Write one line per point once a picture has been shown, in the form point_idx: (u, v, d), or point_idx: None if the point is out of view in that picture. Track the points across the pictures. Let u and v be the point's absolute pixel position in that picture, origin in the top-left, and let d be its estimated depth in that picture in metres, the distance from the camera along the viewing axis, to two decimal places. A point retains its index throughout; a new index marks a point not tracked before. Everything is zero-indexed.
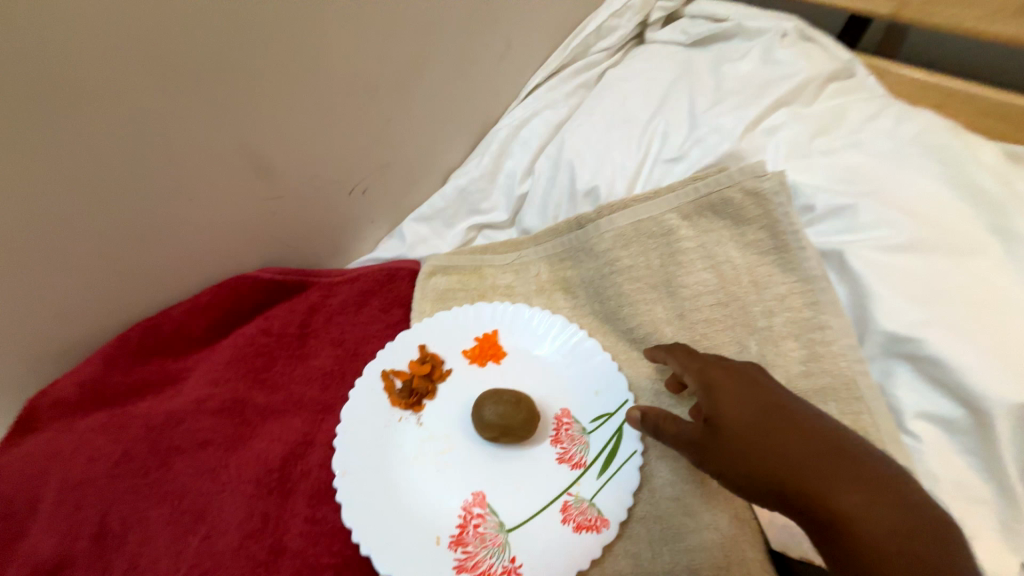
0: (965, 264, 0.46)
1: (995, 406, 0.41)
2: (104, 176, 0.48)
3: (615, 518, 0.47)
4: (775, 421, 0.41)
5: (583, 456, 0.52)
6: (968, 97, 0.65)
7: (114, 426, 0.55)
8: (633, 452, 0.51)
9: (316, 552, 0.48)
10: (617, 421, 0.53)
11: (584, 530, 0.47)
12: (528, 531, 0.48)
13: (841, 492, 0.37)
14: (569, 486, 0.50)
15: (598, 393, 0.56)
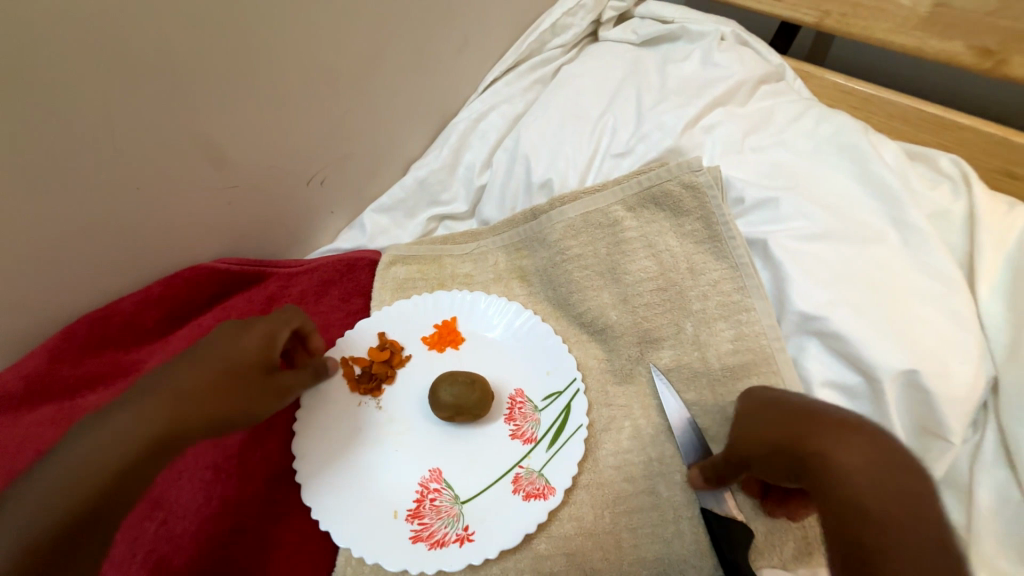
0: (864, 253, 0.53)
1: (883, 373, 0.48)
2: (43, 165, 0.47)
3: (561, 486, 0.51)
4: (798, 426, 0.43)
5: (535, 431, 0.55)
6: (880, 101, 0.72)
7: (63, 419, 0.54)
8: (580, 426, 0.54)
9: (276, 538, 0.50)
10: (567, 398, 0.57)
11: (533, 498, 0.51)
12: (481, 501, 0.52)
13: (847, 470, 0.38)
14: (520, 459, 0.54)
15: (549, 374, 0.59)
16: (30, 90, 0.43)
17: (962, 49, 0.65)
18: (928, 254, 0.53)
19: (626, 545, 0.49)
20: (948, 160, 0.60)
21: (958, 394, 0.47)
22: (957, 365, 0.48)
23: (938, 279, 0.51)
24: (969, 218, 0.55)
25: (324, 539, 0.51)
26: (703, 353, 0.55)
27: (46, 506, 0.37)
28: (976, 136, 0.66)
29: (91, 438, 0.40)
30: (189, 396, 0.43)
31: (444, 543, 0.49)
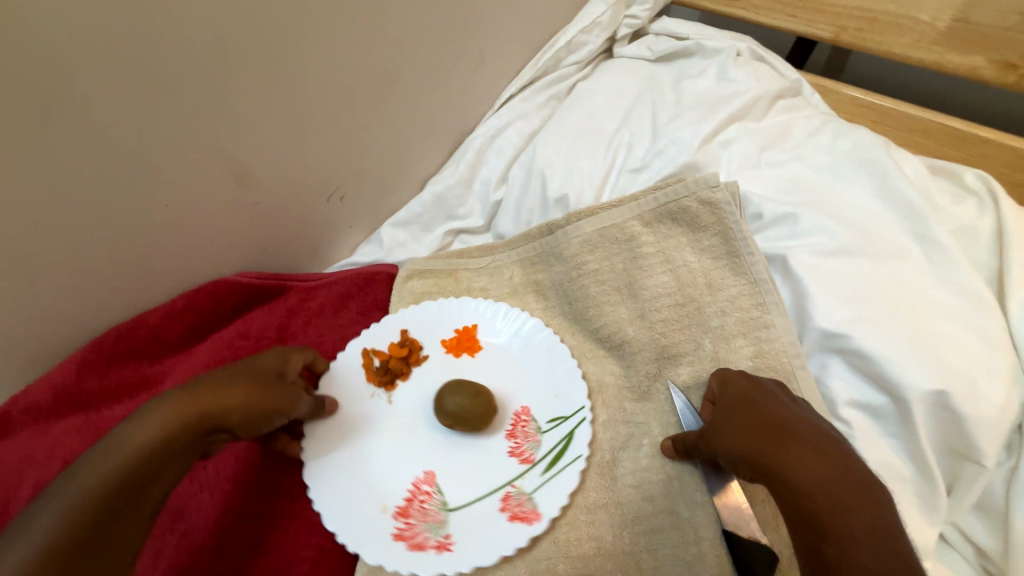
0: (887, 268, 0.52)
1: (910, 393, 0.46)
2: (80, 183, 0.49)
3: (547, 514, 0.50)
4: (760, 428, 0.45)
5: (534, 453, 0.55)
6: (899, 115, 0.72)
7: (91, 429, 0.57)
8: (578, 455, 0.53)
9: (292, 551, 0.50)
10: (570, 424, 0.56)
11: (517, 520, 0.50)
12: (468, 513, 0.52)
13: (805, 474, 0.41)
14: (514, 477, 0.53)
15: (558, 397, 0.58)
16: (69, 113, 0.45)
17: (983, 63, 0.64)
18: (954, 270, 0.51)
19: (646, 567, 0.48)
20: (973, 174, 0.59)
21: (990, 415, 0.46)
22: (988, 384, 0.46)
23: (965, 295, 0.50)
24: (997, 234, 0.54)
25: (340, 554, 0.51)
26: (722, 370, 0.54)
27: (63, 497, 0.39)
28: (1001, 150, 0.65)
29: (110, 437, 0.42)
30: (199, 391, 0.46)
31: (422, 547, 0.50)
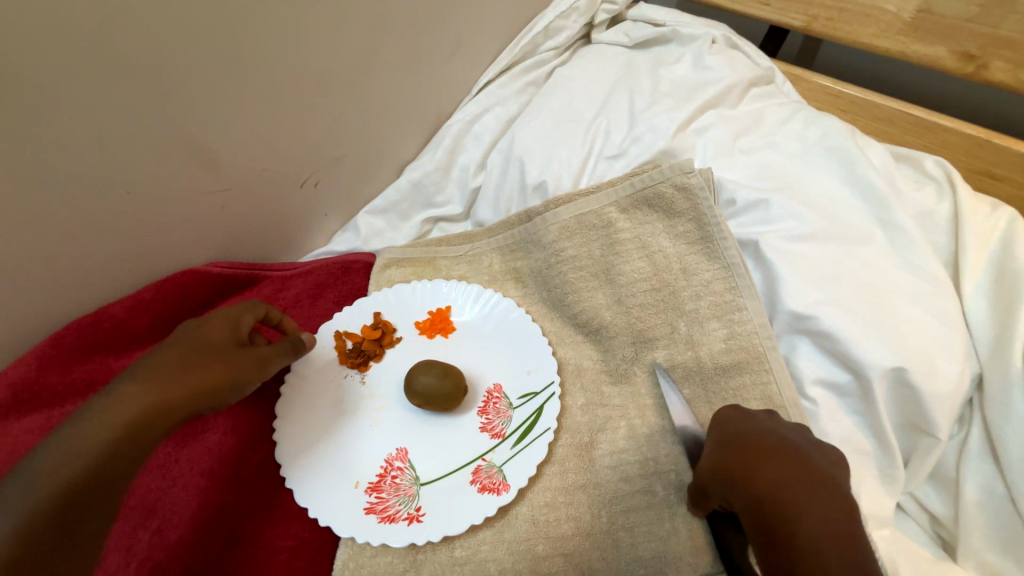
0: (851, 252, 0.54)
1: (872, 371, 0.49)
2: (32, 167, 0.46)
3: (516, 484, 0.51)
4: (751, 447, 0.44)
5: (504, 427, 0.56)
6: (867, 104, 0.74)
7: (53, 427, 0.54)
8: (547, 429, 0.55)
9: (272, 543, 0.50)
10: (541, 399, 0.57)
11: (488, 491, 0.52)
12: (439, 487, 0.53)
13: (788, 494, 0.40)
14: (485, 452, 0.55)
15: (530, 373, 0.59)
16: (17, 92, 0.43)
17: (945, 54, 0.66)
18: (914, 253, 0.54)
19: (623, 545, 0.49)
20: (933, 161, 0.61)
21: (944, 390, 0.48)
22: (943, 362, 0.49)
23: (923, 277, 0.53)
24: (953, 218, 0.56)
25: (321, 543, 0.50)
26: (697, 353, 0.55)
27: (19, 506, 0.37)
28: (960, 139, 0.68)
29: (60, 440, 0.41)
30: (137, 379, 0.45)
31: (394, 519, 0.51)
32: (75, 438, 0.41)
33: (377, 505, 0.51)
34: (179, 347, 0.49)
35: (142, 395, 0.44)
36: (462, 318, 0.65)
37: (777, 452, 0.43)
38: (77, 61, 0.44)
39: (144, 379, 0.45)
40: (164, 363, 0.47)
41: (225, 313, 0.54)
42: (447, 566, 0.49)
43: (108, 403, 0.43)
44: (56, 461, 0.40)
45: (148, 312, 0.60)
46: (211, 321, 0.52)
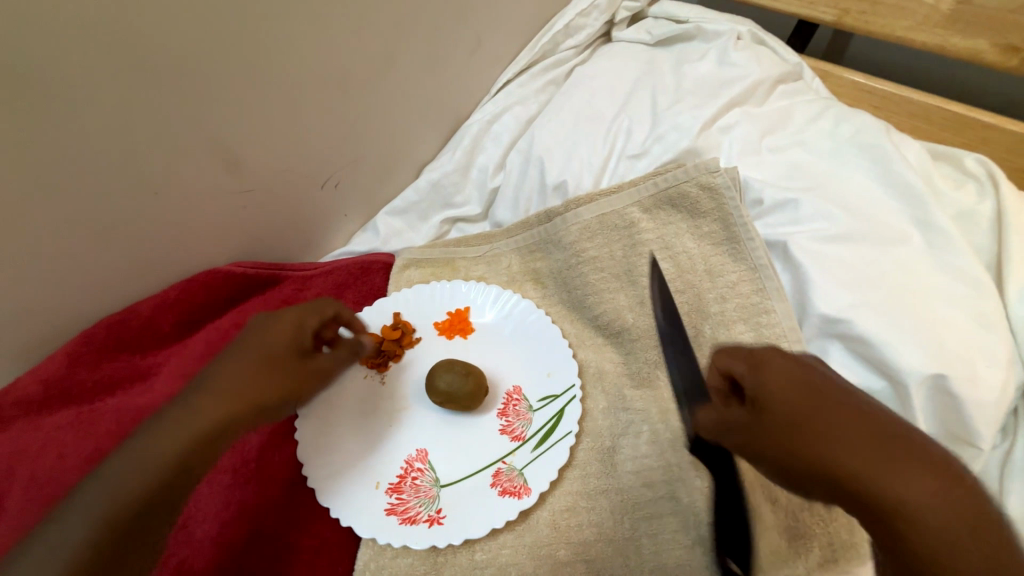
0: (887, 253, 0.52)
1: (909, 377, 0.47)
2: (65, 167, 0.47)
3: (537, 488, 0.51)
4: (809, 418, 0.39)
5: (524, 429, 0.56)
6: (900, 100, 0.71)
7: (84, 421, 0.55)
8: (568, 432, 0.54)
9: (296, 543, 0.50)
10: (561, 402, 0.56)
11: (508, 494, 0.51)
12: (459, 489, 0.52)
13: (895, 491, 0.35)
14: (505, 455, 0.54)
15: (550, 375, 0.59)
16: (51, 93, 0.44)
17: (985, 46, 0.64)
18: (954, 254, 0.51)
19: (646, 552, 0.48)
20: (973, 158, 0.59)
21: (986, 398, 0.46)
22: (985, 368, 0.47)
23: (963, 279, 0.50)
24: (995, 217, 0.54)
25: (342, 544, 0.50)
26: None
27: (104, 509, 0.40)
28: (1002, 136, 0.65)
29: (140, 450, 0.43)
30: (210, 393, 0.47)
31: (415, 520, 0.50)
32: (159, 451, 0.43)
33: (398, 506, 0.51)
34: (250, 354, 0.50)
35: (208, 412, 0.46)
36: (482, 319, 0.64)
37: (867, 437, 0.37)
38: (106, 62, 0.45)
39: (215, 396, 0.47)
40: (238, 374, 0.49)
41: (266, 317, 0.54)
42: (468, 568, 0.48)
43: (186, 416, 0.45)
44: (124, 479, 0.41)
45: (175, 311, 0.61)
46: (257, 327, 0.53)
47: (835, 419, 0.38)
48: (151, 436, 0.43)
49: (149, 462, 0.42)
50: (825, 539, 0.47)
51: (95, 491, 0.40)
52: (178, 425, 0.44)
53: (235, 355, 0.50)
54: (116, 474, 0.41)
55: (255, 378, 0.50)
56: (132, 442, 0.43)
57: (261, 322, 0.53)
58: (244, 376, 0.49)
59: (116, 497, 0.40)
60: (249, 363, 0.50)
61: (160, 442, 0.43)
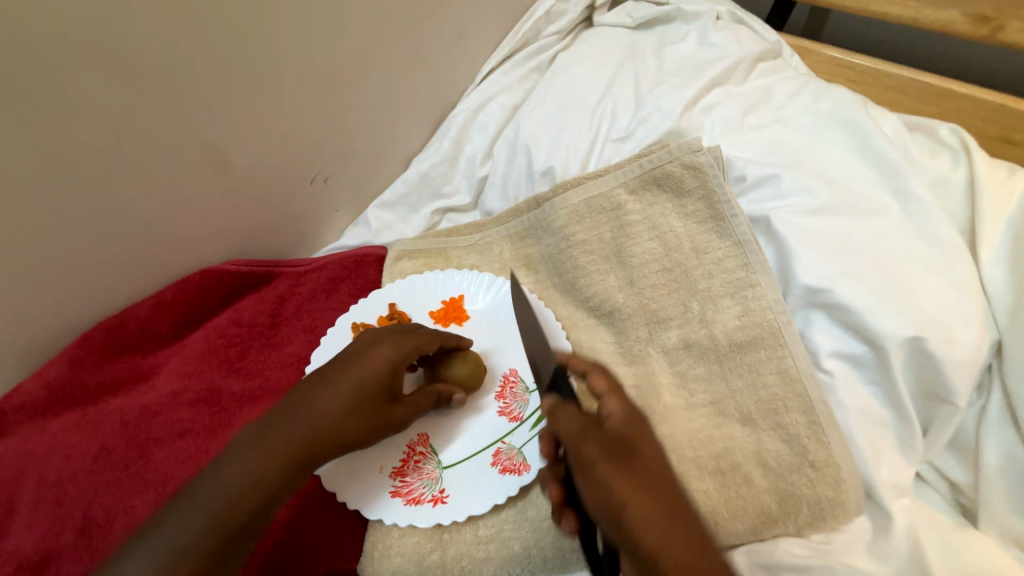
0: (866, 224, 0.54)
1: (889, 341, 0.49)
2: (53, 173, 0.48)
3: (536, 465, 0.52)
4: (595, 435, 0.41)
5: (522, 410, 0.57)
6: (876, 74, 0.73)
7: (88, 422, 0.56)
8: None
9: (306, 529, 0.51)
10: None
11: (509, 472, 0.53)
12: (461, 470, 0.54)
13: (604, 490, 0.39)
14: (504, 435, 0.55)
15: None
16: (36, 98, 0.44)
17: (957, 17, 0.65)
18: (930, 222, 0.53)
19: None
20: (947, 128, 0.60)
21: (961, 359, 0.48)
22: (960, 330, 0.49)
23: (940, 246, 0.52)
24: (969, 184, 0.56)
25: (351, 529, 0.52)
26: (711, 330, 0.56)
27: (200, 526, 0.42)
28: (976, 105, 0.67)
29: (231, 471, 0.44)
30: (301, 422, 0.46)
31: (419, 501, 0.52)
32: (256, 479, 0.44)
33: (403, 489, 0.53)
34: (343, 391, 0.48)
35: (291, 448, 0.46)
36: (476, 305, 0.65)
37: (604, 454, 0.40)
38: (88, 66, 0.45)
39: (324, 425, 0.47)
40: (314, 411, 0.47)
41: (421, 341, 0.53)
42: (472, 544, 0.50)
43: (280, 442, 0.45)
44: (211, 510, 0.42)
45: (173, 310, 0.62)
46: (398, 353, 0.51)
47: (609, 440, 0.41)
48: (242, 457, 0.45)
49: (247, 485, 0.43)
50: (813, 499, 0.49)
51: (184, 521, 0.42)
52: (283, 451, 0.45)
53: (374, 382, 0.49)
54: (216, 496, 0.43)
55: (374, 408, 0.49)
56: (218, 470, 0.44)
57: (411, 346, 0.52)
58: (374, 404, 0.49)
59: (200, 526, 0.42)
60: (377, 393, 0.50)
61: (244, 477, 0.44)
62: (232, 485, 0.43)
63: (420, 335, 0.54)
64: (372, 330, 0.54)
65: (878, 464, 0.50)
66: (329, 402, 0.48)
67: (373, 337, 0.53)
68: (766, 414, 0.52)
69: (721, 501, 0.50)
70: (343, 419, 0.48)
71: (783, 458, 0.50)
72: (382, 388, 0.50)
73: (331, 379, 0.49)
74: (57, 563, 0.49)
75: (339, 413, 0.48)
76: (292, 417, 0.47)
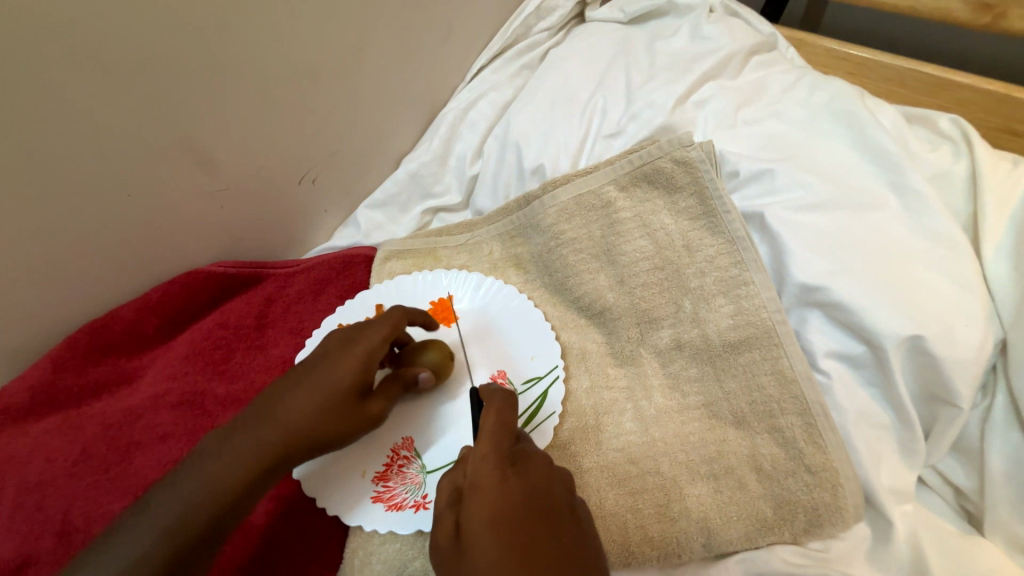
0: (864, 219, 0.52)
1: (888, 341, 0.47)
2: (30, 174, 0.47)
3: None
4: (512, 482, 0.38)
5: None
6: (876, 65, 0.72)
7: (69, 426, 0.56)
8: (553, 413, 0.54)
9: (293, 545, 0.50)
10: (545, 384, 0.56)
11: None
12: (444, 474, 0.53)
13: (467, 519, 0.36)
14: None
15: (533, 359, 0.59)
16: (9, 97, 0.43)
17: (957, 6, 0.63)
18: (930, 216, 0.51)
19: (632, 526, 0.48)
20: (948, 119, 0.59)
21: (963, 359, 0.46)
22: (962, 329, 0.47)
23: (941, 242, 0.50)
24: (971, 177, 0.54)
25: (334, 541, 0.51)
26: (704, 330, 0.54)
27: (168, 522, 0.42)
28: (979, 96, 0.65)
29: (197, 472, 0.44)
30: (265, 421, 0.46)
31: (401, 507, 0.51)
32: (220, 475, 0.44)
33: (385, 496, 0.52)
34: (311, 389, 0.47)
35: (261, 451, 0.45)
36: (464, 305, 0.64)
37: (502, 494, 0.37)
38: (64, 64, 0.44)
39: (287, 422, 0.46)
40: (285, 410, 0.47)
41: (388, 339, 0.51)
42: None
43: (247, 441, 0.46)
44: (177, 512, 0.43)
45: (155, 313, 0.61)
46: (362, 350, 0.50)
47: (517, 489, 0.37)
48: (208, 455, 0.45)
49: (211, 480, 0.44)
50: (810, 505, 0.47)
51: (150, 520, 0.43)
52: (247, 448, 0.45)
53: (337, 379, 0.48)
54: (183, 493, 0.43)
55: (339, 405, 0.48)
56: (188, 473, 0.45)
57: (375, 342, 0.50)
58: (340, 400, 0.48)
59: (166, 523, 0.42)
60: (342, 392, 0.48)
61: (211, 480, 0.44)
62: (199, 484, 0.44)
63: (386, 329, 0.51)
64: (340, 331, 0.52)
65: (878, 469, 0.48)
66: (292, 400, 0.47)
67: (339, 335, 0.52)
68: (762, 416, 0.50)
69: (715, 506, 0.48)
70: (309, 416, 0.47)
71: (779, 463, 0.48)
72: (347, 385, 0.48)
73: (292, 378, 0.49)
74: (36, 568, 0.49)
75: (304, 411, 0.47)
76: (261, 421, 0.46)
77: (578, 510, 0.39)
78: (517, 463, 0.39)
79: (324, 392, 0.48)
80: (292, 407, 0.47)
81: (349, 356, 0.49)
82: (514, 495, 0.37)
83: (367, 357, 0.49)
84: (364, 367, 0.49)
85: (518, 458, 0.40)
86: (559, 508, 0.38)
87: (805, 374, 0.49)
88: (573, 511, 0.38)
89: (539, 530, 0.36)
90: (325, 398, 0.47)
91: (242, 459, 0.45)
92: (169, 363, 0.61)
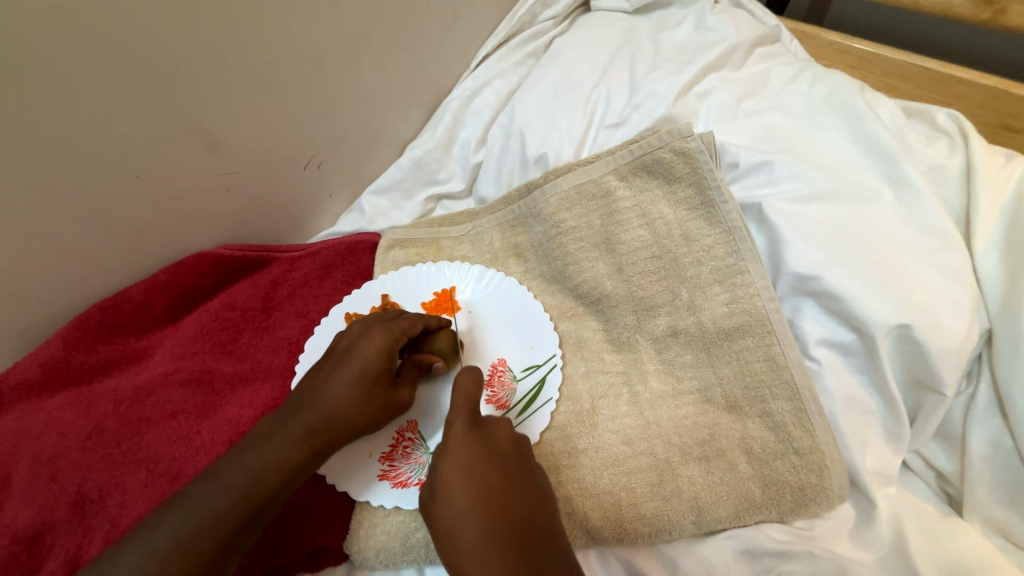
0: (857, 211, 0.53)
1: (876, 329, 0.48)
2: (47, 156, 0.48)
3: None
4: (481, 443, 0.42)
5: (510, 398, 0.57)
6: (877, 59, 0.72)
7: (82, 401, 0.58)
8: (549, 399, 0.56)
9: (311, 523, 0.52)
10: (543, 371, 0.58)
11: None
12: None
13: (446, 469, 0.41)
14: None
15: (533, 347, 0.60)
16: (28, 82, 0.44)
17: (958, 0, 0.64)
18: (922, 209, 0.52)
19: (625, 505, 0.50)
20: (946, 115, 0.60)
21: (948, 347, 0.48)
22: (949, 319, 0.48)
23: (932, 234, 0.51)
24: (965, 171, 0.55)
25: (345, 514, 0.53)
26: (698, 317, 0.55)
27: (228, 493, 0.45)
28: (978, 91, 0.66)
29: (251, 450, 0.47)
30: (303, 405, 0.49)
31: (406, 485, 0.53)
32: (265, 453, 0.47)
33: (391, 476, 0.54)
34: (343, 377, 0.50)
35: (304, 432, 0.48)
36: (466, 294, 0.65)
37: (471, 453, 0.42)
38: (79, 51, 0.45)
39: (325, 406, 0.49)
40: (322, 397, 0.49)
41: (406, 330, 0.53)
42: None
43: (289, 424, 0.48)
44: (237, 485, 0.45)
45: (162, 294, 0.62)
46: (384, 340, 0.52)
47: (484, 449, 0.42)
48: (259, 436, 0.48)
49: (259, 455, 0.47)
50: (796, 484, 0.49)
51: (204, 493, 0.45)
52: (287, 428, 0.48)
53: (364, 366, 0.50)
54: (237, 468, 0.46)
55: (367, 392, 0.50)
56: (241, 449, 0.47)
57: (395, 333, 0.52)
58: (367, 387, 0.50)
59: (225, 495, 0.45)
60: (369, 379, 0.50)
61: (263, 456, 0.47)
62: (254, 462, 0.46)
63: (404, 322, 0.54)
64: (359, 320, 0.55)
65: (865, 454, 0.50)
66: (327, 389, 0.50)
67: (362, 326, 0.54)
68: (752, 400, 0.51)
69: (706, 487, 0.50)
70: (342, 402, 0.49)
71: (768, 445, 0.50)
72: (371, 372, 0.50)
73: (325, 368, 0.52)
74: (52, 536, 0.51)
75: (339, 396, 0.49)
76: (302, 404, 0.49)
77: (534, 467, 0.44)
78: (486, 429, 0.44)
79: (355, 382, 0.50)
80: (329, 392, 0.49)
81: (374, 346, 0.51)
82: (482, 453, 0.42)
83: (388, 346, 0.52)
84: (386, 357, 0.51)
85: (488, 424, 0.45)
86: (519, 464, 0.43)
87: (797, 362, 0.50)
88: (531, 473, 0.43)
89: (503, 483, 0.41)
90: (356, 387, 0.50)
91: (284, 438, 0.48)
92: (180, 344, 0.62)
